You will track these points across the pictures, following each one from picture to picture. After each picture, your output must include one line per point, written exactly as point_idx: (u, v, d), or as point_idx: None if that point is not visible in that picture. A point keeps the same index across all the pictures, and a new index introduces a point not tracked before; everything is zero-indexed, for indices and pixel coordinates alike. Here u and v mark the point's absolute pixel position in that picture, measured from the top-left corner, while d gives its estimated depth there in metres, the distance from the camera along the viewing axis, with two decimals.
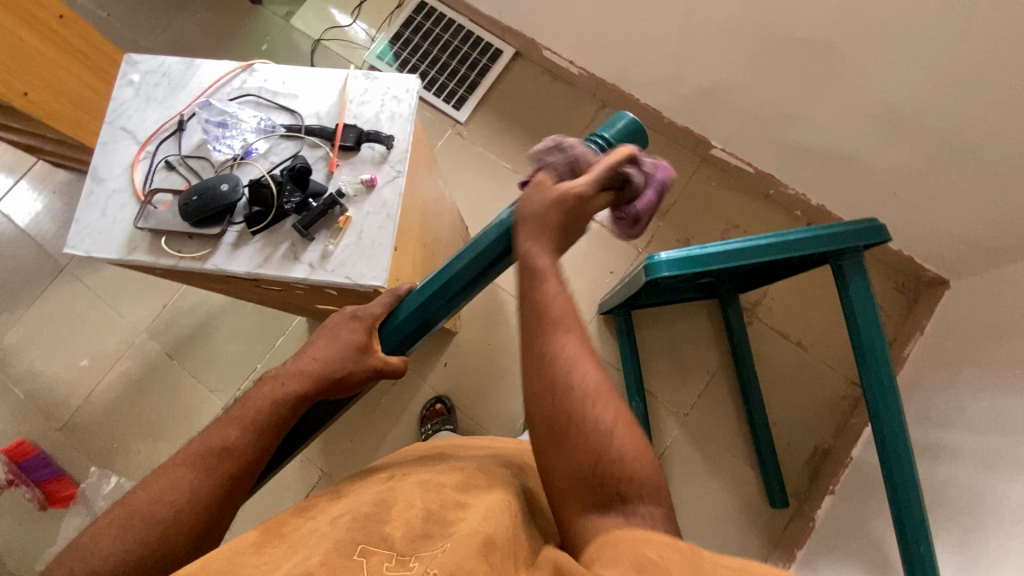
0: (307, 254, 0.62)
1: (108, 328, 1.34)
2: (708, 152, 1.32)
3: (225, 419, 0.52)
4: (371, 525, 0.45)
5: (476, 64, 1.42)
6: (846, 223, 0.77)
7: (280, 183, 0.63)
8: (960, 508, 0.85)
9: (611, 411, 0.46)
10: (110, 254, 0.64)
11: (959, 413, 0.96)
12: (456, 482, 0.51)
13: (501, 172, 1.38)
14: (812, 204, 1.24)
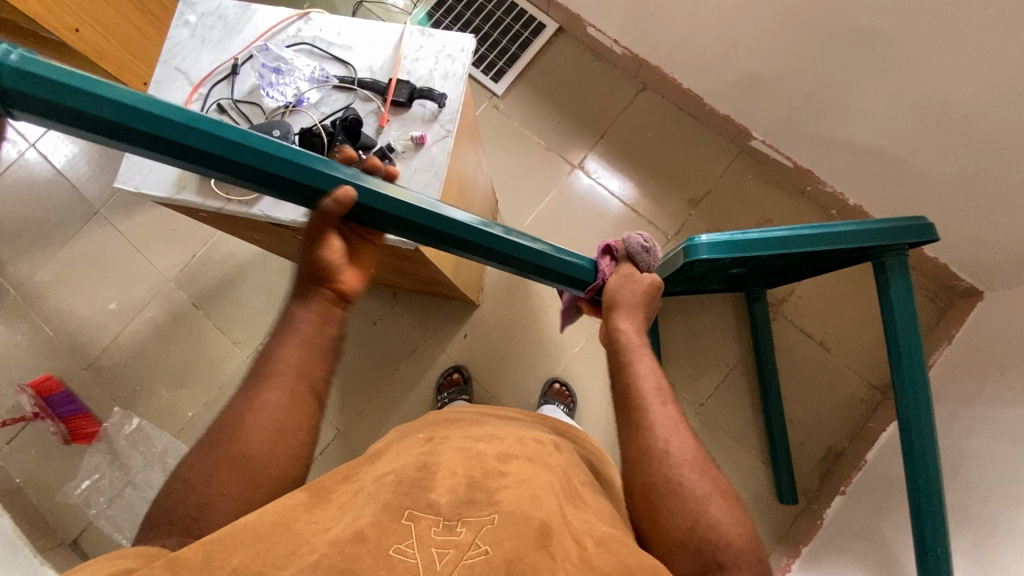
0: None
1: (138, 274, 1.36)
2: (747, 143, 1.29)
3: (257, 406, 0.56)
4: (416, 492, 0.50)
5: (518, 37, 1.41)
6: (894, 220, 0.75)
7: (331, 133, 0.63)
8: (978, 519, 0.85)
9: (665, 502, 0.54)
10: (160, 193, 0.65)
11: (985, 424, 0.95)
12: (497, 453, 0.57)
13: (535, 148, 1.37)
14: (849, 203, 1.22)
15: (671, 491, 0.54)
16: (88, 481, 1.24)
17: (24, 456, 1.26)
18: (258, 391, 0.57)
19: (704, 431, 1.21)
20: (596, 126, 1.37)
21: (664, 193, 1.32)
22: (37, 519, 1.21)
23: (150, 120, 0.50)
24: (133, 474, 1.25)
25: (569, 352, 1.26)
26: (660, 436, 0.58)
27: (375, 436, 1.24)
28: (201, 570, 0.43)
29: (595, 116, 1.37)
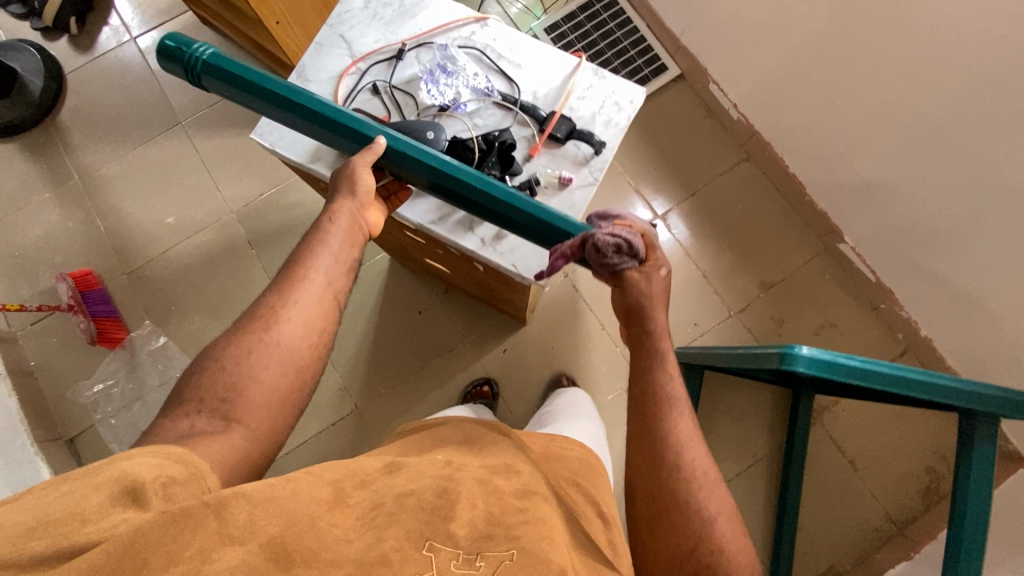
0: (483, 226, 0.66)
1: (202, 196, 1.35)
2: (835, 245, 1.26)
3: (261, 368, 0.55)
4: (436, 519, 0.46)
5: (637, 72, 1.38)
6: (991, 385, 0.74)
7: (482, 151, 0.62)
8: None
9: (671, 510, 0.53)
10: (295, 157, 0.69)
11: None
12: (514, 489, 0.53)
13: (622, 186, 1.35)
14: (920, 333, 1.19)
15: (677, 501, 0.54)
16: (101, 385, 1.24)
17: (45, 343, 1.26)
18: (266, 344, 0.56)
19: None
20: (688, 182, 1.35)
21: (737, 268, 1.30)
22: (42, 410, 1.20)
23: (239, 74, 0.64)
24: (145, 390, 1.24)
25: (601, 398, 1.24)
26: (668, 442, 0.56)
27: (390, 424, 1.23)
28: (242, 533, 0.41)
29: (690, 173, 1.35)
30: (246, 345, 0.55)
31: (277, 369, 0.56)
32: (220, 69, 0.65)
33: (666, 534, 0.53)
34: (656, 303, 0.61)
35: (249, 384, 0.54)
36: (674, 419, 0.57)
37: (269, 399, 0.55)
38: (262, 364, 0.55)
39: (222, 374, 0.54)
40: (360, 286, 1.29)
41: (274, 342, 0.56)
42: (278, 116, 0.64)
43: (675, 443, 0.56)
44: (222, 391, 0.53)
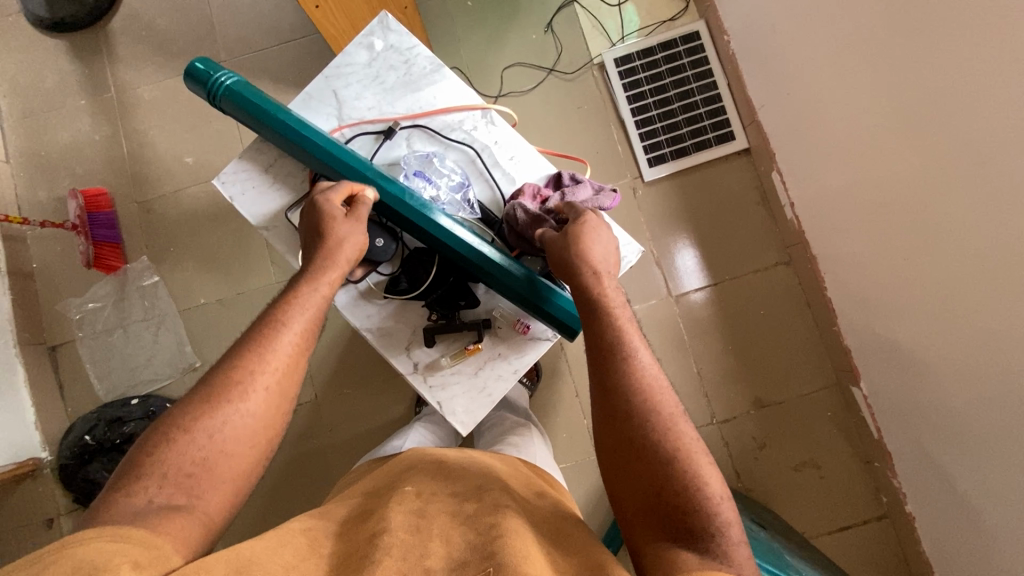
0: (419, 355, 0.74)
1: (225, 144, 1.32)
2: (848, 384, 1.16)
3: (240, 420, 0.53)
4: (412, 557, 0.46)
5: (700, 134, 1.25)
6: None
7: (435, 286, 0.73)
8: None
9: (643, 473, 0.52)
10: (252, 219, 0.74)
11: None
12: (484, 509, 0.53)
13: (644, 254, 1.25)
14: (904, 506, 1.09)
15: (654, 462, 0.52)
16: (89, 306, 1.28)
17: (49, 250, 1.29)
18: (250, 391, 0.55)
19: None
20: (717, 268, 1.24)
21: (736, 375, 1.21)
22: (32, 314, 1.25)
23: (252, 107, 0.71)
24: (127, 322, 1.27)
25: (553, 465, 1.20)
26: (621, 380, 0.56)
27: (343, 424, 1.23)
28: None
29: (722, 259, 1.24)
30: (219, 413, 0.53)
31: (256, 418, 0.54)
32: (238, 97, 0.72)
33: (625, 472, 0.53)
34: (595, 245, 0.63)
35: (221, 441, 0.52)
36: (627, 349, 0.58)
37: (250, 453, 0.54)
38: (233, 435, 0.53)
39: (194, 429, 0.52)
40: None
41: (250, 413, 0.54)
42: (278, 141, 0.72)
43: (629, 379, 0.56)
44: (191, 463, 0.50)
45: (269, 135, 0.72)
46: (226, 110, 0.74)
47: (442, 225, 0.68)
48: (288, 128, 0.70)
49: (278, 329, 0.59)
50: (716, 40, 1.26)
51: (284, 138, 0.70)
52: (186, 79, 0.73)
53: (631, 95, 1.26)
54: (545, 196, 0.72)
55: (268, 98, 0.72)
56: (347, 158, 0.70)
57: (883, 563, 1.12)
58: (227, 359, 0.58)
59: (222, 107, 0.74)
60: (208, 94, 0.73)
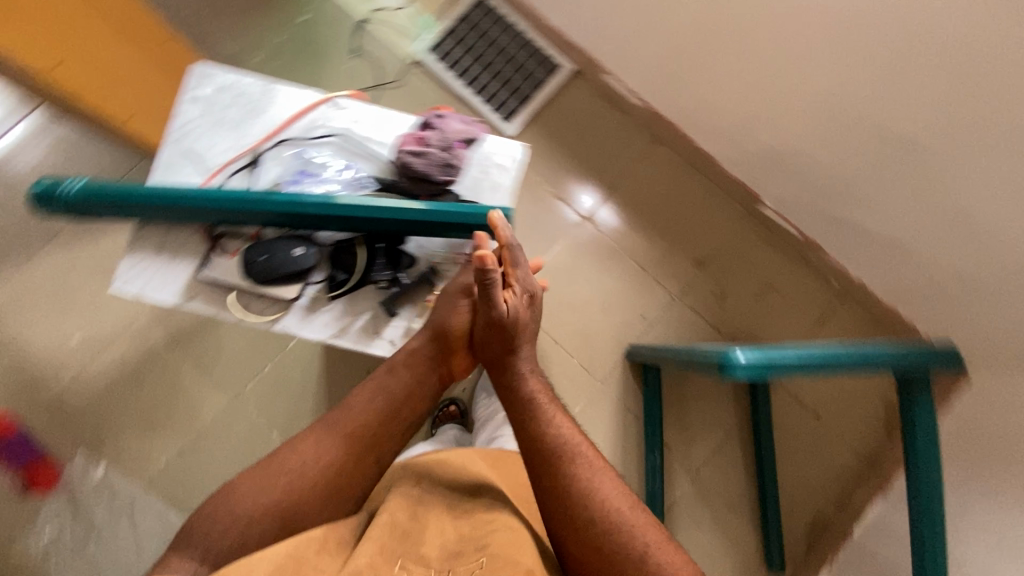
0: (390, 329, 0.76)
1: (105, 306, 1.24)
2: (755, 208, 1.29)
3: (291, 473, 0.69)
4: (409, 542, 0.64)
5: (531, 76, 1.33)
6: (915, 345, 0.78)
7: (372, 258, 0.76)
8: None
9: (608, 558, 0.64)
10: (166, 300, 0.72)
11: (968, 518, 0.97)
12: (482, 507, 0.69)
13: (542, 196, 1.32)
14: (851, 277, 1.22)
15: (615, 552, 0.64)
16: (47, 534, 1.14)
17: None
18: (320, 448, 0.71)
19: (697, 495, 1.22)
20: (606, 175, 1.34)
21: (670, 252, 1.31)
22: None
23: (115, 196, 0.71)
24: (97, 526, 1.16)
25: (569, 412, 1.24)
26: (581, 475, 0.67)
27: None
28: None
29: (608, 167, 1.34)
30: (286, 477, 0.68)
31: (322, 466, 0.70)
32: (98, 195, 0.72)
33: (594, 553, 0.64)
34: (523, 340, 0.73)
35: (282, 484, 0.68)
36: (578, 446, 0.70)
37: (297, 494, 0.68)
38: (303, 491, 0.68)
39: (269, 491, 0.67)
40: (300, 357, 1.24)
41: (306, 476, 0.69)
42: (155, 214, 0.72)
43: (587, 475, 0.67)
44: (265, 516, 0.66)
45: (145, 215, 0.72)
46: (94, 216, 0.74)
47: (342, 203, 0.69)
48: (158, 196, 0.70)
49: (353, 396, 0.74)
50: None
51: (158, 206, 0.70)
52: (43, 206, 0.73)
53: (459, 75, 1.34)
54: (423, 136, 0.74)
55: (125, 183, 0.72)
56: (226, 194, 0.70)
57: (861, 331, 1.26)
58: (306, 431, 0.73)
59: (89, 214, 0.74)
60: (69, 210, 0.73)
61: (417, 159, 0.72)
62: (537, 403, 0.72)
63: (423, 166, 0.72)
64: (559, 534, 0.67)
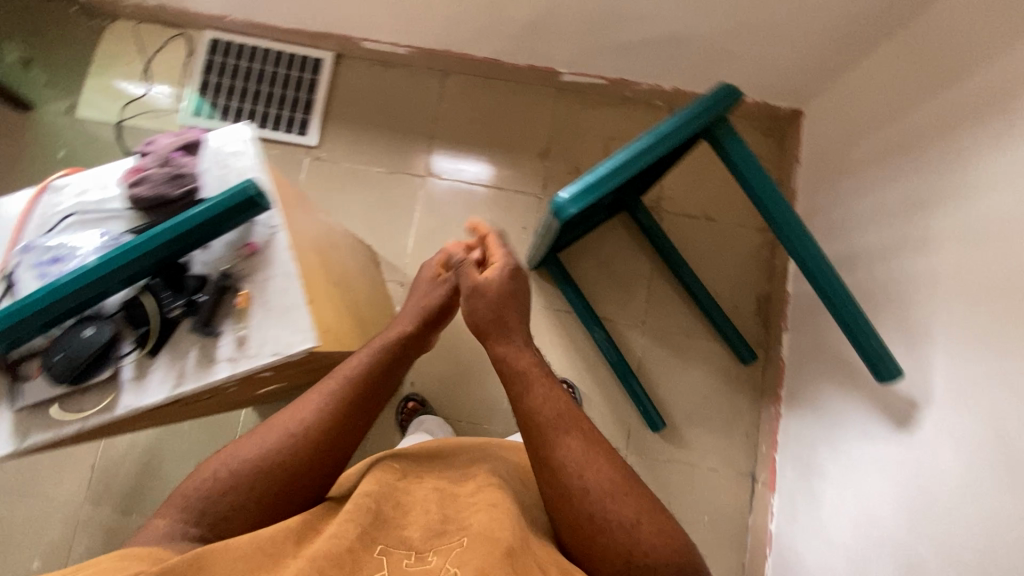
0: (220, 351, 0.58)
1: (42, 519, 1.17)
2: (560, 80, 1.33)
3: (251, 457, 0.67)
4: (387, 527, 0.61)
5: (302, 83, 1.31)
6: (706, 97, 0.80)
7: (156, 291, 0.61)
8: (897, 294, 0.90)
9: (603, 545, 0.60)
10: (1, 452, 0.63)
11: (854, 217, 1.04)
12: (468, 491, 0.68)
13: (379, 177, 1.29)
14: (667, 90, 1.30)
15: (619, 543, 0.59)
16: None
17: None
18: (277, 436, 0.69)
19: (658, 342, 1.27)
20: (426, 127, 1.32)
21: (515, 160, 1.33)
22: None
23: None
24: None
25: None
26: (584, 467, 0.62)
27: None
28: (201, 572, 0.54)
29: (418, 119, 1.32)
30: (250, 448, 0.68)
31: (285, 439, 0.68)
32: None
33: (587, 538, 0.61)
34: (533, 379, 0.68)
35: (243, 457, 0.67)
36: (578, 441, 0.64)
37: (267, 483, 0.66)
38: (266, 452, 0.68)
39: (230, 486, 0.66)
40: None
41: (267, 446, 0.68)
42: None
43: (593, 471, 0.62)
44: (231, 508, 0.65)
45: None
46: None
47: (94, 262, 0.58)
48: None
49: (311, 390, 0.73)
50: (226, 28, 1.31)
51: None
52: None
53: (234, 118, 1.30)
54: (142, 166, 0.70)
55: None
56: None
57: None
58: (269, 423, 0.71)
59: None
60: None
61: (142, 186, 0.68)
62: (542, 397, 0.66)
63: (150, 191, 0.68)
64: (556, 515, 0.63)
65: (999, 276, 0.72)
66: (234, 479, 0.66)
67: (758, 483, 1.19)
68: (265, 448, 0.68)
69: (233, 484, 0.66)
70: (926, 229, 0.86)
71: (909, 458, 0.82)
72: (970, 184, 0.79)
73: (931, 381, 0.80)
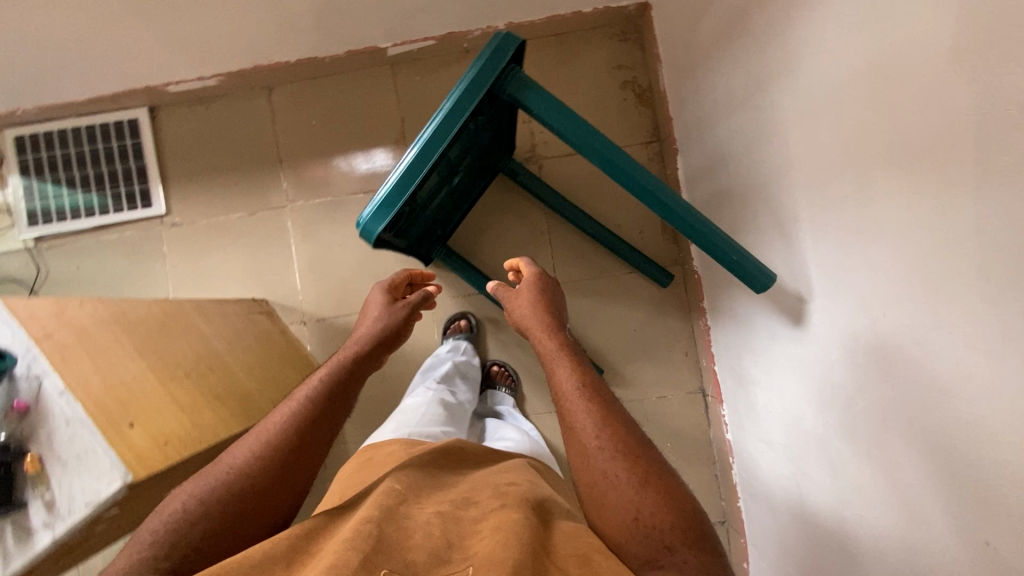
0: (35, 519, 0.60)
1: None
2: (388, 56, 1.20)
3: (218, 486, 0.56)
4: (388, 551, 0.51)
5: (125, 151, 1.21)
6: (481, 55, 0.71)
7: None
8: (766, 186, 0.84)
9: (616, 501, 0.57)
10: None
11: (715, 110, 0.96)
12: (473, 511, 0.58)
13: (241, 223, 1.22)
14: (502, 28, 1.18)
15: (638, 498, 0.56)
16: None
17: None
18: (256, 453, 0.58)
19: (574, 292, 1.23)
20: (269, 153, 1.22)
21: (373, 156, 1.22)
22: None
23: None
24: None
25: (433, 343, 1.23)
26: (601, 423, 0.60)
27: None
28: None
29: (260, 146, 1.22)
30: (221, 476, 0.57)
31: (256, 463, 0.57)
32: None
33: (604, 498, 0.58)
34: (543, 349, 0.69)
35: (212, 485, 0.56)
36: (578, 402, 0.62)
37: (239, 509, 0.55)
38: (241, 480, 0.56)
39: (198, 514, 0.54)
40: None
41: (244, 471, 0.57)
42: None
43: (605, 427, 0.60)
44: (200, 537, 0.53)
45: None
46: None
47: None
48: None
49: (288, 397, 0.63)
50: (22, 121, 1.19)
51: None
52: None
53: (74, 214, 1.20)
54: None
55: None
56: None
57: (557, 54, 1.23)
58: (242, 442, 0.60)
59: None
60: None
61: None
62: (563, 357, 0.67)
63: None
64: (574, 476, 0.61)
65: (840, 152, 0.66)
66: (197, 512, 0.54)
67: (708, 397, 1.18)
68: (236, 480, 0.56)
69: (198, 521, 0.54)
70: (772, 111, 0.78)
71: (807, 353, 0.80)
72: (793, 57, 0.71)
73: (807, 276, 0.76)
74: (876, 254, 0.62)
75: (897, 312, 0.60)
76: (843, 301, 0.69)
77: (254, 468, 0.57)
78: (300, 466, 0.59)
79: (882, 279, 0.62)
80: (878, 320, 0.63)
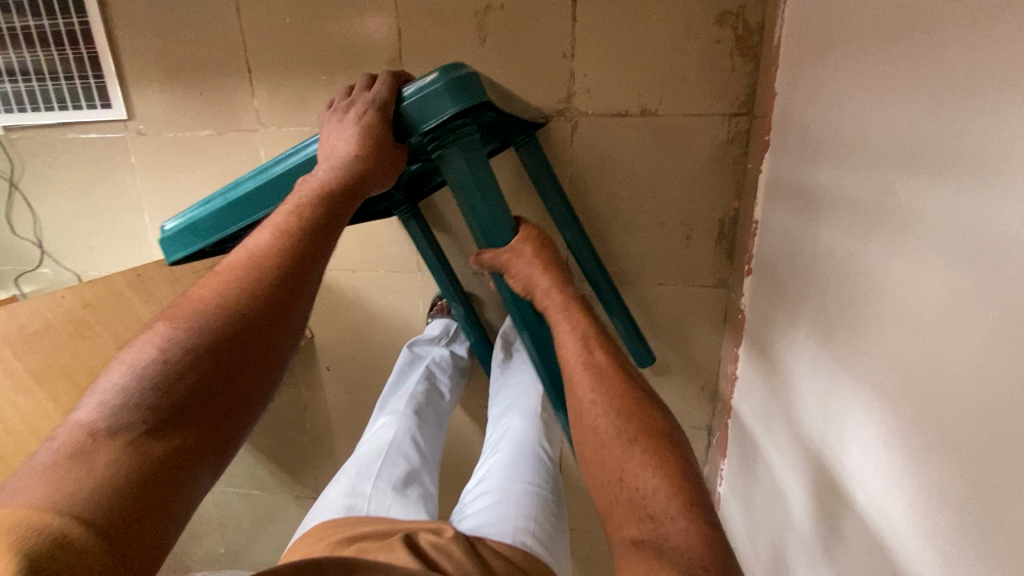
0: None
1: None
2: None
3: (185, 336, 0.44)
4: None
5: (72, 34, 0.98)
6: (429, 87, 0.60)
7: None
8: (855, 300, 0.56)
9: (607, 462, 0.51)
10: None
11: (831, 133, 0.62)
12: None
13: (211, 145, 1.03)
14: None
15: (634, 449, 0.50)
16: None
17: None
18: (231, 292, 0.48)
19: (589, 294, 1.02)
20: (237, 57, 0.96)
21: (361, 81, 0.94)
22: None
23: None
24: None
25: (419, 318, 1.09)
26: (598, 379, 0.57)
27: None
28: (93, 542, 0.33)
29: (225, 46, 0.96)
30: (195, 321, 0.45)
31: (224, 308, 0.47)
32: None
33: (597, 465, 0.52)
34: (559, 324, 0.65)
35: (183, 332, 0.45)
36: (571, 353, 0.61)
37: (211, 357, 0.44)
38: (222, 321, 0.46)
39: (176, 367, 0.43)
40: None
41: (226, 308, 0.47)
42: None
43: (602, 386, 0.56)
44: (179, 392, 0.42)
45: None
46: None
47: None
48: None
49: (272, 232, 0.54)
50: None
51: None
52: None
53: (33, 106, 1.05)
54: None
55: None
56: None
57: None
58: (215, 285, 0.49)
59: None
60: None
61: None
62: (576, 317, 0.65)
63: None
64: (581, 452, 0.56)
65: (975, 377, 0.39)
66: (164, 371, 0.42)
67: (714, 438, 1.06)
68: (209, 332, 0.45)
69: (168, 378, 0.42)
70: (905, 216, 0.47)
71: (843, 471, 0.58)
72: (973, 168, 0.39)
73: (844, 442, 0.59)
74: (933, 498, 0.44)
75: (930, 562, 0.44)
76: (868, 486, 0.54)
77: (230, 314, 0.46)
78: (288, 301, 0.50)
79: (922, 521, 0.45)
80: (903, 554, 0.48)
